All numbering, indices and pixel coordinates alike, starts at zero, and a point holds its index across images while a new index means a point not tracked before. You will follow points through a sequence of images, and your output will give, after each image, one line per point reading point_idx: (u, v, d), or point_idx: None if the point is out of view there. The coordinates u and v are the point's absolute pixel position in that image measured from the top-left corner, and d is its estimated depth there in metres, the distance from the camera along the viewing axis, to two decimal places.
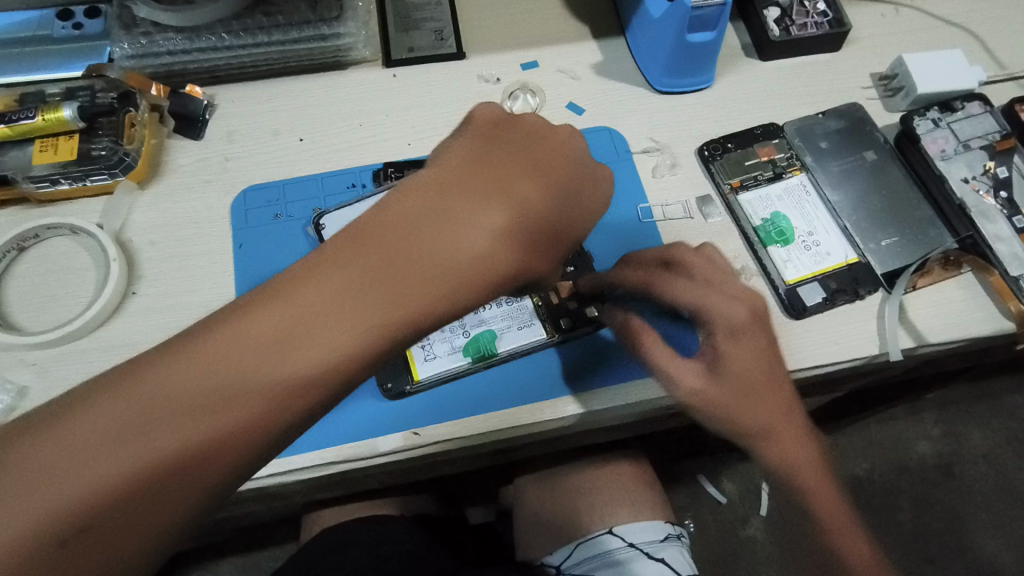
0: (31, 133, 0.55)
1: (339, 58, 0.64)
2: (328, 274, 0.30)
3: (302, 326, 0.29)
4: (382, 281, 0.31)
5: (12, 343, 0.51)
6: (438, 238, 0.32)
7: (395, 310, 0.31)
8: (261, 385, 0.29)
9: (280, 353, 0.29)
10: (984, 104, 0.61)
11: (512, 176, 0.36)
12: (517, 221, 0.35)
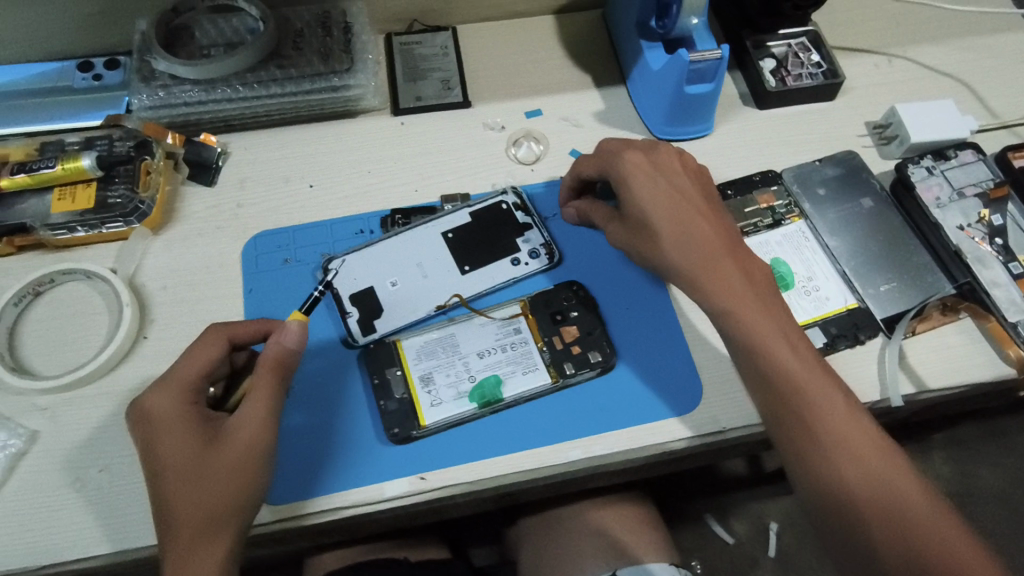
0: (49, 182, 0.58)
1: (349, 108, 0.66)
2: (159, 522, 0.43)
3: (177, 543, 0.42)
4: (190, 499, 0.43)
5: (26, 388, 0.52)
6: (161, 478, 0.44)
7: (225, 490, 0.44)
8: (194, 572, 0.42)
9: (180, 563, 0.42)
10: (976, 153, 0.62)
11: (138, 441, 0.45)
12: (172, 428, 0.45)
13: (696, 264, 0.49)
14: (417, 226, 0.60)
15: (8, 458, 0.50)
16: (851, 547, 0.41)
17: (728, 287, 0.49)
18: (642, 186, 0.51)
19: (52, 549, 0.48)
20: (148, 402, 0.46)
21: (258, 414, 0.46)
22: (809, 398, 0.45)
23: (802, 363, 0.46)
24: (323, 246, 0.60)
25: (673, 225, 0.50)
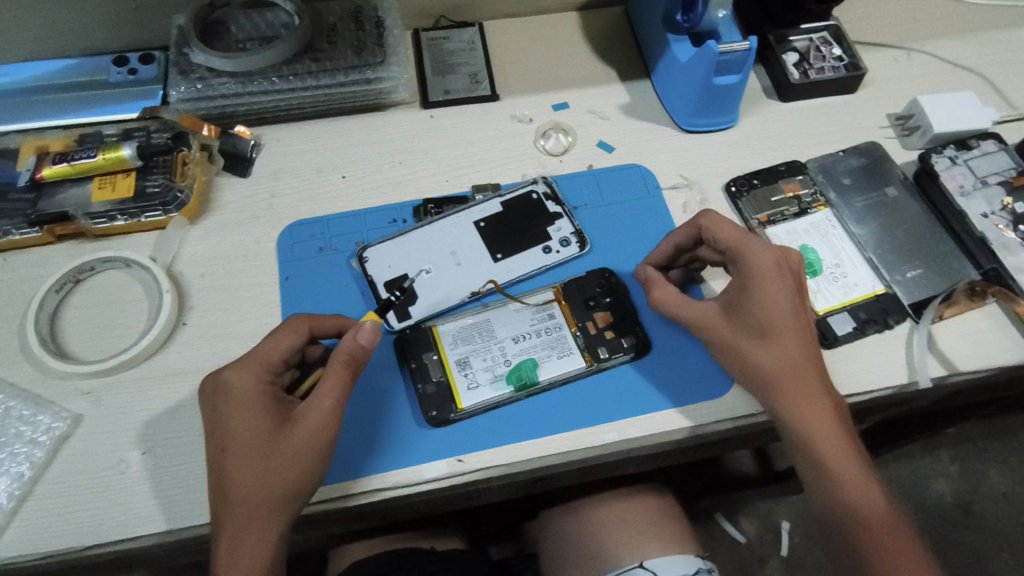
0: (89, 172, 0.59)
1: (379, 101, 0.67)
2: (220, 495, 0.45)
3: (232, 518, 0.45)
4: (249, 479, 0.45)
5: (69, 372, 0.53)
6: (229, 453, 0.46)
7: (278, 477, 0.45)
8: (246, 549, 0.44)
9: (234, 537, 0.44)
10: (998, 143, 0.63)
11: (210, 414, 0.47)
12: (246, 407, 0.46)
13: (773, 335, 0.50)
14: (450, 215, 0.61)
15: (53, 441, 0.51)
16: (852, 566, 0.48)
17: (811, 399, 0.49)
18: (779, 290, 0.51)
19: (95, 530, 0.48)
20: (228, 381, 0.47)
21: (326, 407, 0.47)
22: (864, 514, 0.47)
23: (827, 433, 0.49)
24: (357, 235, 0.61)
25: (793, 336, 0.50)
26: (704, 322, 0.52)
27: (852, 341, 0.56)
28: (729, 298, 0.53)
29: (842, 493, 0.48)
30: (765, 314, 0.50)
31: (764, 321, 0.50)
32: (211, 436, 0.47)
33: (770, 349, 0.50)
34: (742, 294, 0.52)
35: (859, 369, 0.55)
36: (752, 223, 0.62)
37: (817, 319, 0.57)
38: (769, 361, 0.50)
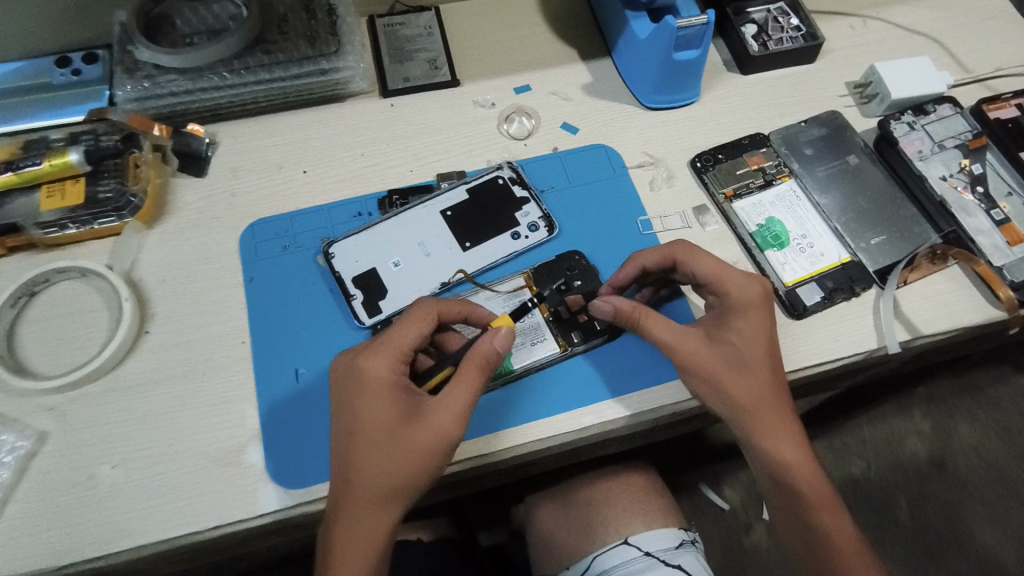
0: (36, 180, 0.56)
1: (337, 92, 0.66)
2: (341, 479, 0.45)
3: (348, 508, 0.44)
4: (375, 470, 0.44)
5: (29, 389, 0.51)
6: (357, 439, 0.45)
7: (397, 472, 0.44)
8: (360, 537, 0.43)
9: (347, 526, 0.44)
10: (954, 106, 0.64)
11: (339, 396, 0.47)
12: (377, 394, 0.46)
13: (751, 368, 0.50)
14: (416, 206, 0.60)
15: (19, 459, 0.49)
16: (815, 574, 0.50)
17: (779, 425, 0.50)
18: (759, 320, 0.51)
19: (69, 548, 0.47)
20: (361, 366, 0.46)
21: (454, 401, 0.45)
22: (835, 538, 0.50)
23: (792, 455, 0.50)
24: (322, 231, 0.60)
25: (768, 364, 0.51)
26: (693, 352, 0.50)
27: (820, 310, 0.57)
28: (709, 327, 0.52)
29: (814, 517, 0.50)
30: (745, 345, 0.50)
31: (746, 353, 0.50)
32: (340, 418, 0.46)
33: (749, 380, 0.50)
34: (722, 325, 0.52)
35: (828, 338, 0.56)
36: (718, 197, 0.62)
37: (785, 291, 0.58)
38: (747, 394, 0.50)
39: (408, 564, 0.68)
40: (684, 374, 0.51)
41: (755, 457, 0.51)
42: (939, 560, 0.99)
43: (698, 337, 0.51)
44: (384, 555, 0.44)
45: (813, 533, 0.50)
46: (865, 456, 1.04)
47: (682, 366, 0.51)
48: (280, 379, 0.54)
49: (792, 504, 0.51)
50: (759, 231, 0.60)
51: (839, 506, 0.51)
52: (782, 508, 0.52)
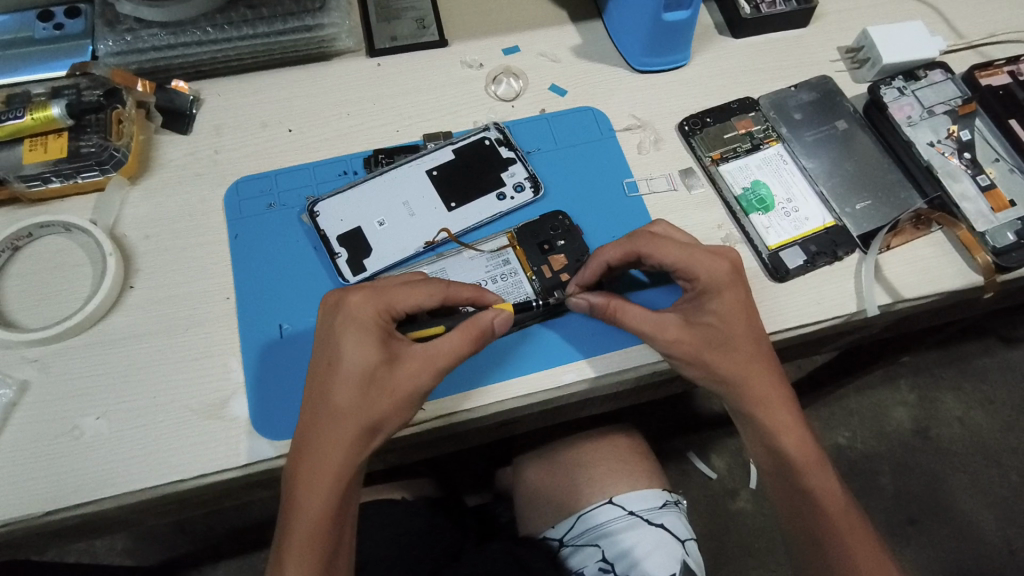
0: (18, 134, 0.55)
1: (323, 50, 0.65)
2: (313, 413, 0.45)
3: (315, 445, 0.45)
4: (347, 408, 0.45)
5: (15, 341, 0.52)
6: (334, 376, 0.45)
7: (365, 416, 0.45)
8: (326, 472, 0.44)
9: (311, 461, 0.44)
10: (945, 72, 0.64)
11: (324, 332, 0.47)
12: (361, 337, 0.46)
13: (736, 342, 0.51)
14: (401, 165, 0.60)
15: (3, 408, 0.50)
16: (806, 536, 0.52)
17: (768, 395, 0.52)
18: (733, 299, 0.51)
19: (51, 496, 0.48)
20: (348, 306, 0.47)
21: (437, 353, 0.46)
22: (824, 498, 0.51)
23: (782, 424, 0.52)
24: (307, 189, 0.60)
25: (750, 339, 0.51)
26: (673, 339, 0.50)
27: (803, 274, 0.57)
28: (686, 312, 0.52)
29: (801, 477, 0.52)
30: (725, 324, 0.51)
31: (726, 332, 0.51)
32: (322, 353, 0.47)
33: (730, 355, 0.51)
34: (699, 307, 0.52)
35: (809, 301, 0.57)
36: (705, 160, 0.62)
37: (768, 255, 0.58)
38: (732, 367, 0.51)
39: (395, 521, 0.70)
40: (669, 361, 0.52)
41: (750, 426, 0.53)
42: (920, 526, 1.00)
43: (676, 324, 0.51)
44: (345, 496, 0.45)
45: (803, 494, 0.52)
46: (850, 426, 1.06)
47: (663, 353, 0.51)
48: (262, 335, 0.54)
49: (783, 470, 0.52)
50: (744, 194, 0.60)
51: (828, 469, 0.52)
52: (772, 471, 0.53)
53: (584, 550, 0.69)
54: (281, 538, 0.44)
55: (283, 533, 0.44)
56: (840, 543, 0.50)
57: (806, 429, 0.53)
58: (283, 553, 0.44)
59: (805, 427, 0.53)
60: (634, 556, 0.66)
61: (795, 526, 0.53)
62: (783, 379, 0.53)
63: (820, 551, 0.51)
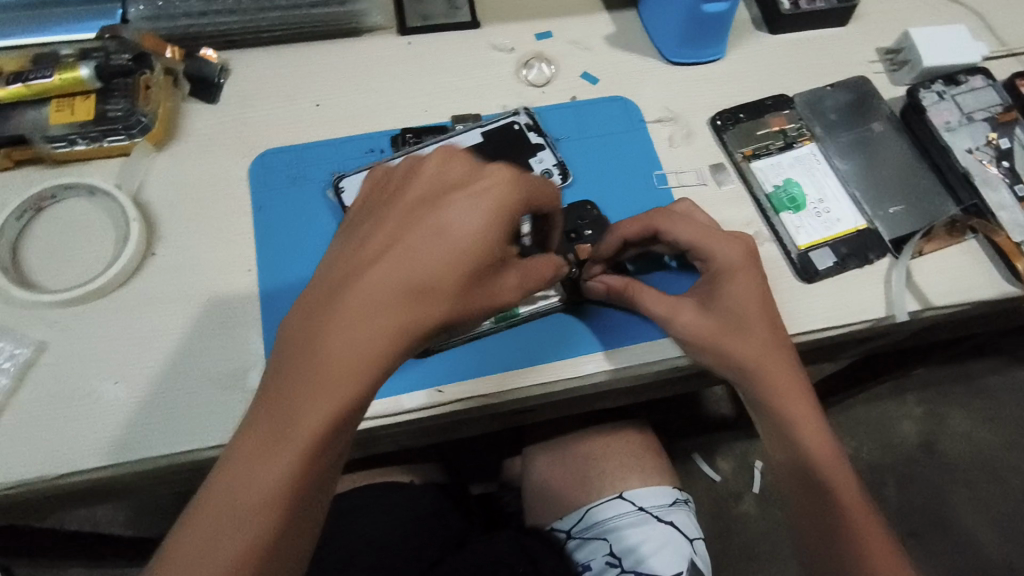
0: (46, 94, 0.55)
1: (355, 25, 0.64)
2: (390, 261, 0.35)
3: (374, 302, 0.34)
4: (428, 282, 0.35)
5: (34, 302, 0.51)
6: (433, 240, 0.36)
7: (443, 302, 0.35)
8: (384, 358, 0.34)
9: (362, 320, 0.34)
10: (986, 78, 0.63)
11: (435, 186, 0.38)
12: (500, 219, 0.37)
13: (753, 324, 0.50)
14: (428, 146, 0.59)
15: (18, 367, 0.50)
16: (820, 532, 0.50)
17: (787, 385, 0.51)
18: (747, 282, 0.51)
19: (63, 459, 0.47)
20: (489, 175, 0.38)
21: (527, 278, 0.41)
22: (840, 491, 0.50)
23: (799, 415, 0.51)
24: (332, 164, 0.59)
25: (767, 325, 0.51)
26: (687, 323, 0.50)
27: (833, 275, 0.56)
28: (702, 297, 0.52)
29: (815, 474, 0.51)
30: (740, 307, 0.50)
31: (740, 314, 0.50)
32: (422, 205, 0.37)
33: (747, 339, 0.50)
34: (713, 291, 0.52)
35: (837, 304, 0.55)
36: (736, 156, 0.61)
37: (797, 254, 0.57)
38: (750, 353, 0.50)
39: (401, 505, 0.69)
40: (683, 347, 0.52)
41: (767, 418, 0.52)
42: (926, 541, 0.99)
43: (690, 308, 0.51)
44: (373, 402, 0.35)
45: (819, 489, 0.50)
46: (860, 436, 1.05)
47: (676, 337, 0.51)
48: (282, 311, 0.53)
49: (799, 463, 0.51)
50: (776, 192, 0.59)
51: (844, 465, 0.52)
52: (785, 462, 0.52)
53: (591, 543, 0.68)
54: (278, 408, 0.32)
55: (284, 402, 0.32)
56: (855, 539, 0.49)
57: (824, 426, 0.52)
58: (276, 431, 0.32)
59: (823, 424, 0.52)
60: (641, 553, 0.66)
61: (808, 523, 0.51)
62: (802, 372, 0.52)
63: (835, 547, 0.50)
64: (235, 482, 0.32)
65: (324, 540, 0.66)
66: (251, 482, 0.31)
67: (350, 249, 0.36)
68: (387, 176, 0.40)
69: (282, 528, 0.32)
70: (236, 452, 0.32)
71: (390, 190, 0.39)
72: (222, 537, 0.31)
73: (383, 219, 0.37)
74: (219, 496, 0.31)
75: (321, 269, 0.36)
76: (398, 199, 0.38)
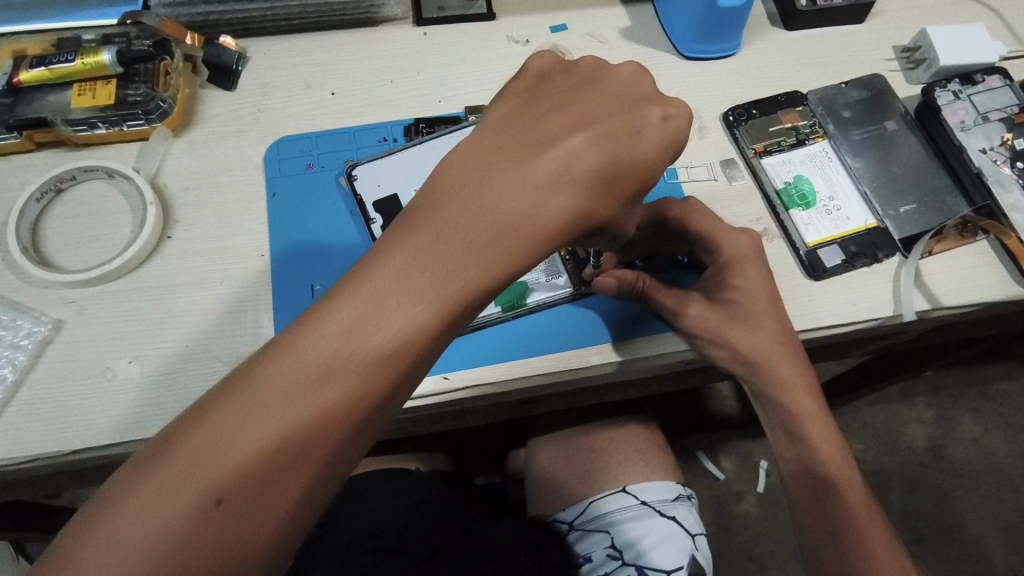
0: (68, 77, 0.56)
1: (371, 15, 0.65)
2: (570, 140, 0.35)
3: (543, 171, 0.34)
4: (597, 175, 0.35)
5: (53, 281, 0.52)
6: (602, 147, 0.36)
7: (594, 201, 0.35)
8: (529, 241, 0.34)
9: (524, 189, 0.34)
10: (1003, 78, 0.62)
11: (626, 91, 0.38)
12: (655, 150, 0.38)
13: (762, 316, 0.51)
14: (441, 136, 0.60)
15: (36, 345, 0.51)
16: (822, 527, 0.51)
17: (795, 378, 0.51)
18: (754, 274, 0.51)
19: (79, 435, 0.49)
20: (673, 107, 0.39)
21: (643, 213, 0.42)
22: (842, 488, 0.51)
23: (806, 408, 0.52)
24: (346, 153, 0.60)
25: (775, 318, 0.51)
26: (695, 314, 0.51)
27: (841, 273, 0.56)
28: (709, 290, 0.53)
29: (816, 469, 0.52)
30: (746, 298, 0.51)
31: (747, 306, 0.51)
32: (611, 103, 0.38)
33: (756, 332, 0.51)
34: (720, 283, 0.52)
35: (845, 302, 0.55)
36: (747, 152, 0.61)
37: (806, 252, 0.57)
38: (758, 346, 0.51)
39: (406, 492, 0.70)
40: (689, 338, 0.52)
41: (774, 411, 0.53)
42: (928, 545, 0.99)
43: (697, 300, 0.52)
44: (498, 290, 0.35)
45: (822, 482, 0.51)
46: (866, 438, 1.05)
47: (683, 329, 0.52)
48: (293, 296, 0.54)
49: (802, 456, 0.52)
50: (786, 189, 0.59)
51: (847, 460, 0.52)
52: (789, 456, 0.53)
53: (592, 535, 0.69)
54: (428, 246, 0.32)
55: (435, 241, 0.33)
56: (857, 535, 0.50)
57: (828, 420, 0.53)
58: (423, 267, 0.32)
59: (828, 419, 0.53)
60: (641, 546, 0.66)
61: (809, 519, 0.52)
62: (809, 367, 0.53)
63: (837, 542, 0.50)
64: (369, 305, 0.31)
65: (329, 523, 0.67)
66: (385, 315, 0.31)
67: (529, 116, 0.37)
68: (570, 63, 0.40)
69: (396, 377, 0.31)
70: (371, 276, 0.32)
71: (576, 79, 0.39)
72: (336, 359, 0.30)
73: (565, 100, 0.37)
74: (348, 315, 0.31)
75: (494, 123, 0.37)
76: (587, 88, 0.38)
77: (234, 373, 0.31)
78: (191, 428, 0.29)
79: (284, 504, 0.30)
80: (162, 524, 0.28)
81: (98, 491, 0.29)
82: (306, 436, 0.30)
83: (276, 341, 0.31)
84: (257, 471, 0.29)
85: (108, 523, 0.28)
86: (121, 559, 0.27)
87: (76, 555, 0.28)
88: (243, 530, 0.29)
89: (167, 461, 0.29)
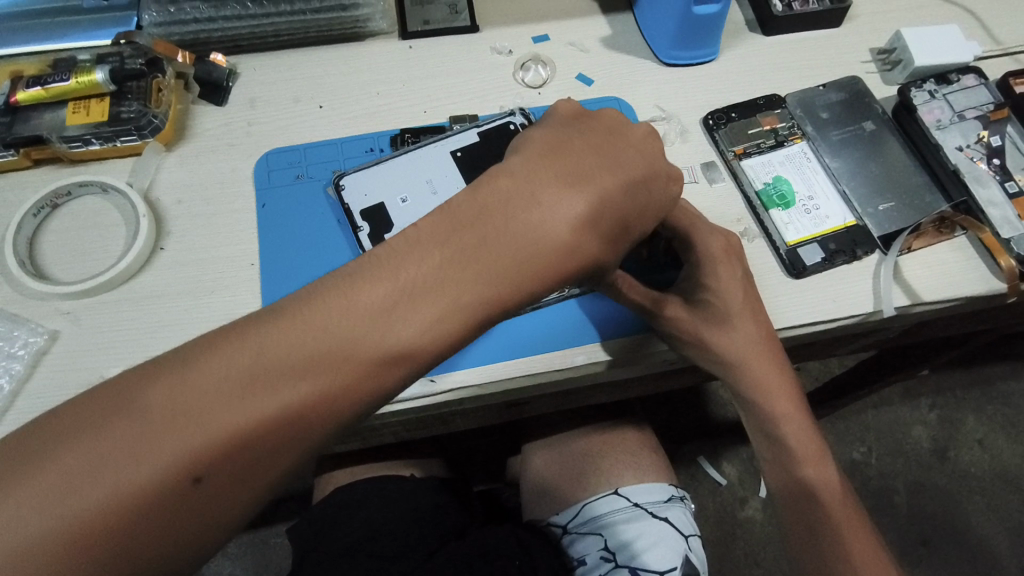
0: (63, 96, 0.58)
1: (357, 30, 0.66)
2: (596, 184, 0.37)
3: (569, 207, 0.36)
4: (613, 220, 0.38)
5: (49, 293, 0.54)
6: (620, 192, 0.38)
7: (611, 243, 0.38)
8: (533, 263, 0.35)
9: (541, 217, 0.35)
10: (978, 77, 0.63)
11: (648, 148, 0.41)
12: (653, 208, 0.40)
13: (741, 317, 0.52)
14: (426, 144, 0.60)
15: (32, 354, 0.52)
16: (802, 525, 0.52)
17: (771, 380, 0.53)
18: (728, 276, 0.51)
19: None
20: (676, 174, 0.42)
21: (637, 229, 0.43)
22: (823, 485, 0.52)
23: (783, 408, 0.53)
24: (333, 163, 0.62)
25: (751, 319, 0.52)
26: (671, 318, 0.51)
27: (820, 271, 0.57)
28: (685, 294, 0.53)
29: (803, 465, 0.53)
30: (723, 302, 0.51)
31: (720, 311, 0.51)
32: (636, 156, 0.40)
33: (732, 335, 0.52)
34: (694, 287, 0.52)
35: (825, 298, 0.56)
36: (727, 155, 0.62)
37: (786, 250, 0.58)
38: (734, 348, 0.52)
39: (400, 497, 0.71)
40: (665, 340, 0.54)
41: (752, 411, 0.55)
42: (933, 547, 0.99)
43: (676, 303, 0.52)
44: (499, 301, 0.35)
45: (800, 481, 0.53)
46: (866, 440, 1.04)
47: (660, 330, 0.53)
48: None
49: (779, 456, 0.54)
50: (766, 189, 0.60)
51: (826, 458, 0.53)
52: (771, 456, 0.54)
53: (585, 538, 0.69)
54: (459, 252, 0.34)
55: (466, 248, 0.34)
56: (837, 530, 0.51)
57: (807, 419, 0.54)
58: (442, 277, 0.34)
59: (807, 417, 0.54)
60: (636, 548, 0.66)
61: (791, 517, 0.53)
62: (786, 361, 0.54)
63: (816, 540, 0.51)
64: (389, 307, 0.33)
65: (324, 531, 0.68)
66: (400, 318, 0.33)
67: (568, 147, 0.39)
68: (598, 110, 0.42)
69: (393, 380, 0.33)
70: (402, 268, 0.33)
71: (604, 122, 0.41)
72: (348, 354, 0.32)
73: (597, 142, 0.39)
74: (364, 313, 0.33)
75: (536, 146, 0.38)
76: (614, 138, 0.40)
77: (245, 330, 0.32)
78: (188, 386, 0.30)
79: (262, 477, 0.31)
80: (144, 477, 0.29)
81: (72, 423, 0.29)
82: (296, 423, 0.31)
83: (296, 310, 0.32)
84: (256, 436, 0.30)
85: (79, 463, 0.28)
86: (99, 490, 0.28)
87: (47, 476, 0.28)
88: (216, 495, 0.30)
89: (157, 417, 0.29)
